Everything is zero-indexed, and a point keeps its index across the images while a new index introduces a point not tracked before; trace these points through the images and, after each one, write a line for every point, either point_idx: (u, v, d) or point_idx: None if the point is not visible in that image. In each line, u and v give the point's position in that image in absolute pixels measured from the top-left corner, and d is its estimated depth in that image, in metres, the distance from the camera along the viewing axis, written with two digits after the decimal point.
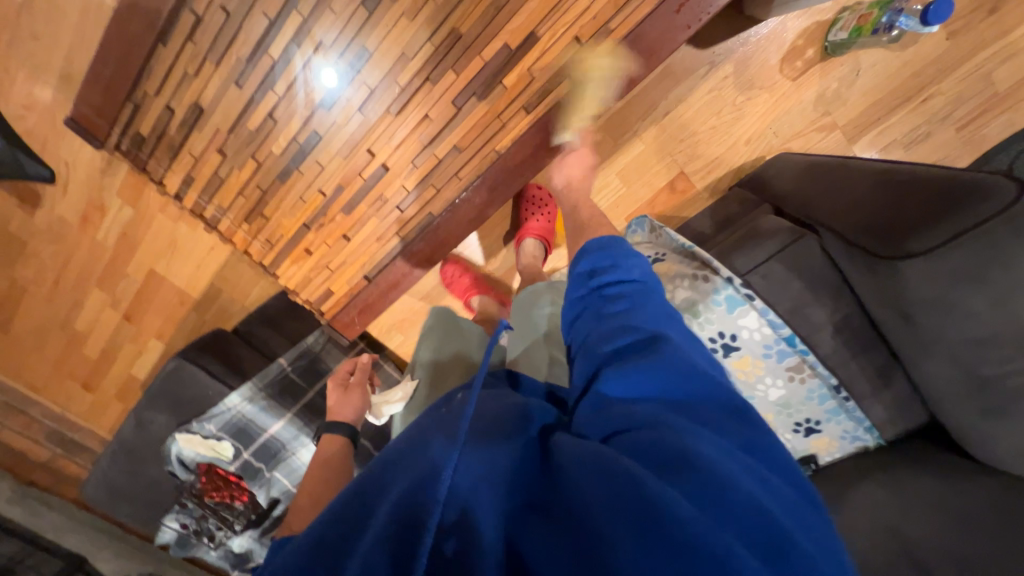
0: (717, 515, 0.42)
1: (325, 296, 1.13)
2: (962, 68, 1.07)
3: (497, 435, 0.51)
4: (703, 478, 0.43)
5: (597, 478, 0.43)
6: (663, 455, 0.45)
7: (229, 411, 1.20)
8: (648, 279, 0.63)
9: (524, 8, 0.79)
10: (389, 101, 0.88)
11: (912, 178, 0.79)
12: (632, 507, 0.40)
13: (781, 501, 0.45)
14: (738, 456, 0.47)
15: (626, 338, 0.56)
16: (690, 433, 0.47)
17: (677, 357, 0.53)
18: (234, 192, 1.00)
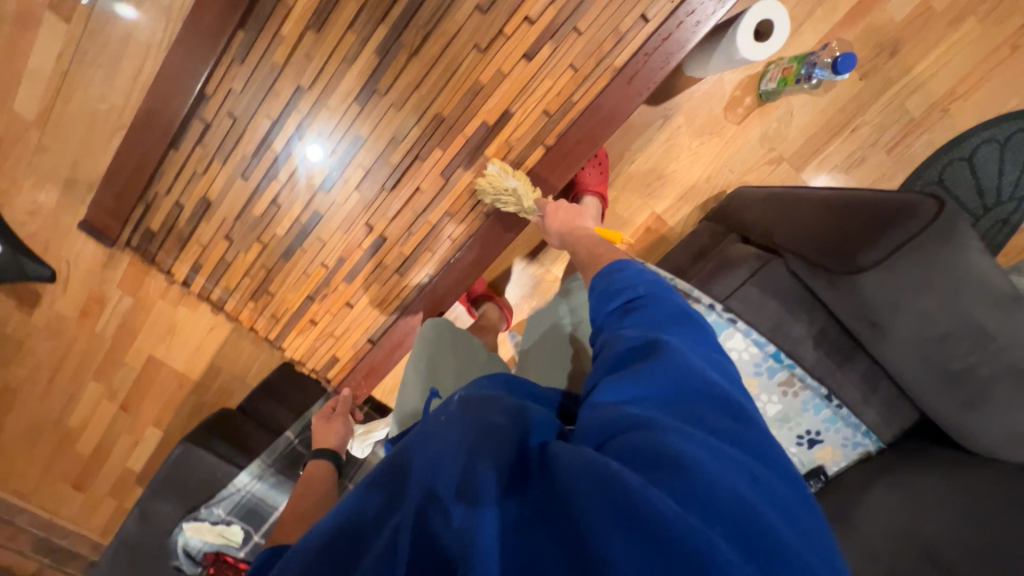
0: (705, 511, 0.45)
1: (331, 363, 1.16)
2: (880, 101, 1.23)
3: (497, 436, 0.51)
4: (693, 478, 0.46)
5: (593, 483, 0.45)
6: (658, 457, 0.48)
7: (238, 492, 1.17)
8: (653, 292, 0.66)
9: (497, 91, 0.90)
10: (383, 179, 0.98)
11: (845, 200, 0.87)
12: (624, 510, 0.43)
13: (767, 496, 0.49)
14: (727, 455, 0.50)
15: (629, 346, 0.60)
16: (680, 434, 0.50)
17: (676, 365, 0.57)
18: (240, 274, 1.06)
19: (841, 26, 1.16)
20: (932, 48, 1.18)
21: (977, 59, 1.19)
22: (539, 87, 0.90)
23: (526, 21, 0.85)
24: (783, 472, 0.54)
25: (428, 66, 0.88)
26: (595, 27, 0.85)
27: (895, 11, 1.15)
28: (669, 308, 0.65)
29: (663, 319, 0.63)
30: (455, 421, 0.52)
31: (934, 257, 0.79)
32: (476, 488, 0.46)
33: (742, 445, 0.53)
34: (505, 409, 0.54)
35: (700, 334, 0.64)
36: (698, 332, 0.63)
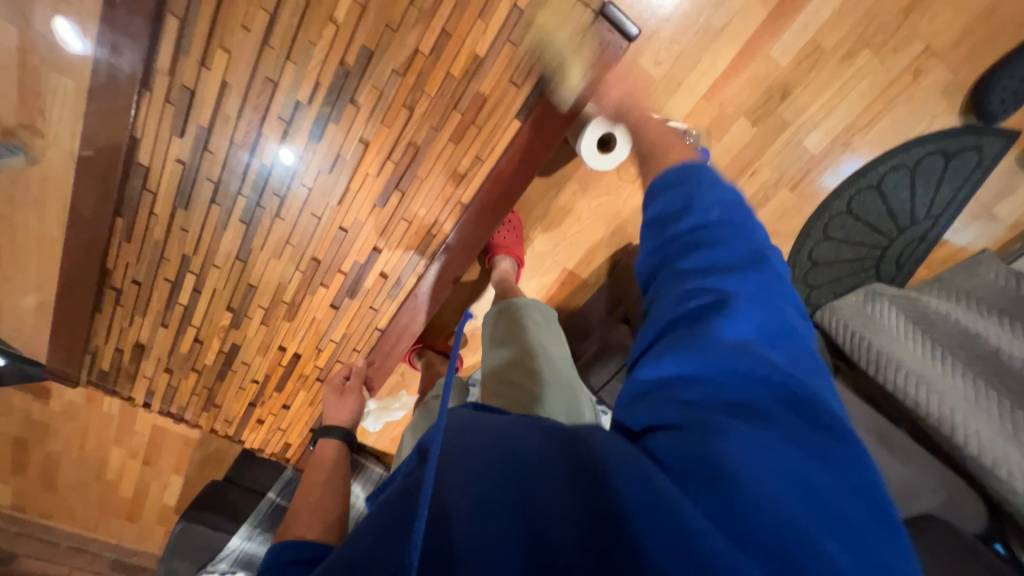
0: (748, 522, 0.40)
1: (286, 446, 1.35)
2: (776, 143, 1.20)
3: (506, 449, 0.48)
4: (733, 486, 0.41)
5: (625, 478, 0.43)
6: (697, 458, 0.43)
7: (233, 551, 1.43)
8: (712, 237, 0.54)
9: (361, 236, 0.97)
10: (283, 314, 1.08)
11: None
12: (647, 505, 0.41)
13: (825, 515, 0.41)
14: (786, 460, 0.42)
15: (692, 301, 0.51)
16: (727, 435, 0.43)
17: (735, 344, 0.47)
18: (188, 393, 1.23)
19: (726, 77, 1.11)
20: (826, 87, 1.13)
21: (876, 90, 1.13)
22: (397, 226, 0.96)
23: (369, 176, 0.90)
24: (862, 484, 0.44)
25: (291, 224, 0.96)
26: (436, 171, 0.90)
27: (780, 55, 1.09)
28: (734, 256, 0.52)
29: (723, 267, 0.52)
30: (463, 430, 0.51)
31: None
32: (488, 502, 0.44)
33: (807, 445, 0.44)
34: (520, 424, 0.52)
35: (775, 293, 0.52)
36: (780, 288, 0.52)
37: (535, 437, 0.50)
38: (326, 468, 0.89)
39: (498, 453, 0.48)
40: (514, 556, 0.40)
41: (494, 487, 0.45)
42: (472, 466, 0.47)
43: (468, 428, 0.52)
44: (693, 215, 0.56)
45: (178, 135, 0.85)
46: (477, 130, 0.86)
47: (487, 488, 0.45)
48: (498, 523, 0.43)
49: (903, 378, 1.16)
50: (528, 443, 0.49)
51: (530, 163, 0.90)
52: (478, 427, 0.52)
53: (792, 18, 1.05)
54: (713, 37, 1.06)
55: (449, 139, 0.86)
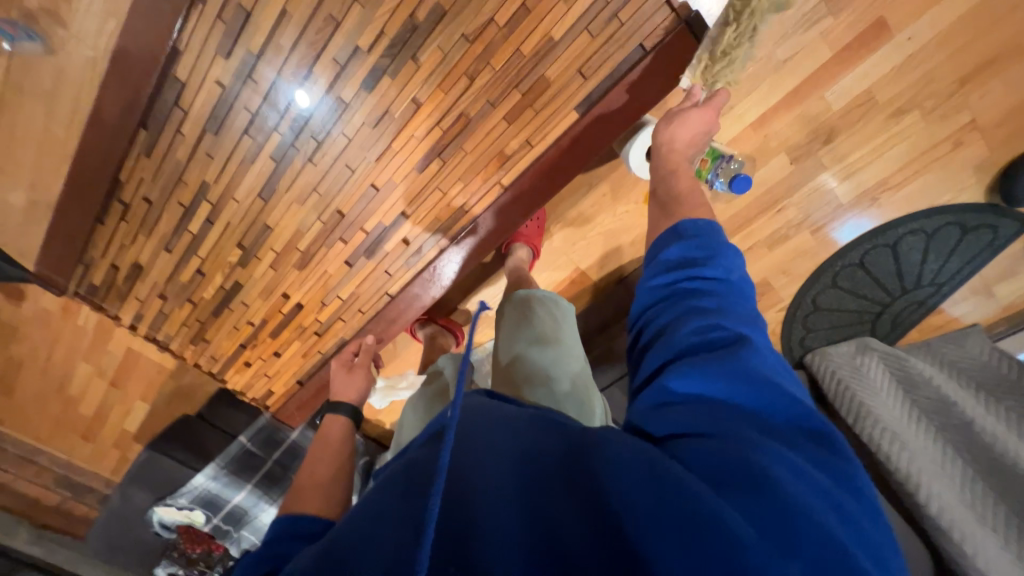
0: (786, 532, 0.39)
1: (268, 394, 1.33)
2: (808, 186, 1.21)
3: (517, 444, 0.49)
4: (770, 495, 0.41)
5: (653, 488, 0.42)
6: (732, 467, 0.43)
7: (196, 487, 1.43)
8: (719, 285, 0.58)
9: (391, 198, 0.95)
10: (294, 262, 1.06)
11: None
12: (681, 510, 0.40)
13: (851, 529, 0.42)
14: (811, 476, 0.44)
15: (709, 337, 0.53)
16: (760, 447, 0.44)
17: (757, 368, 0.49)
18: (178, 323, 1.19)
19: (776, 111, 1.11)
20: (868, 140, 1.14)
21: (914, 152, 1.15)
22: (430, 196, 0.94)
23: (414, 139, 0.87)
24: (868, 503, 0.46)
25: (322, 173, 0.92)
26: (481, 149, 0.88)
27: (833, 100, 1.10)
28: (741, 305, 0.56)
29: (733, 312, 0.55)
30: (474, 420, 0.53)
31: None
32: (495, 496, 0.44)
33: (821, 465, 0.46)
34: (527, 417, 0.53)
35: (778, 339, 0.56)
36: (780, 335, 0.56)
37: (543, 434, 0.51)
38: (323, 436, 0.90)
39: (508, 448, 0.49)
40: (523, 547, 0.40)
41: (507, 479, 0.46)
42: (485, 457, 0.48)
43: (480, 418, 0.54)
44: (714, 267, 0.59)
45: (223, 56, 0.81)
46: (533, 114, 0.84)
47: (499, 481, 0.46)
48: (515, 509, 0.44)
49: (879, 431, 1.20)
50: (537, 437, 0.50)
51: (577, 159, 0.89)
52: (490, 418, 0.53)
53: (854, 65, 1.05)
54: (773, 68, 1.06)
55: (503, 118, 0.84)
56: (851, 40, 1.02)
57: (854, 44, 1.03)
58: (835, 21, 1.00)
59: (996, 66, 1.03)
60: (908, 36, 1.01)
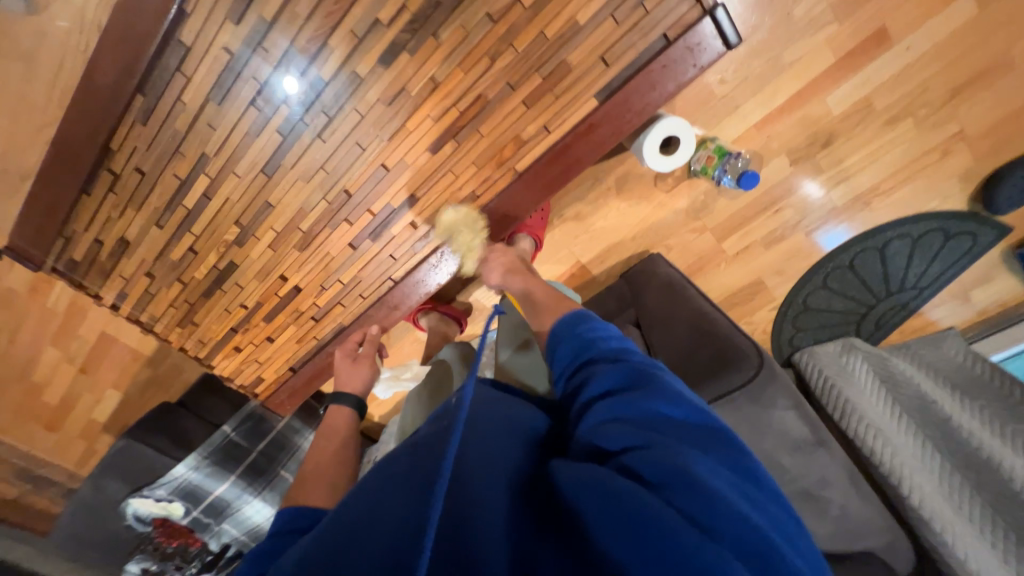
0: (711, 519, 0.46)
1: (258, 381, 1.28)
2: (806, 187, 1.25)
3: (498, 438, 0.60)
4: (699, 491, 0.47)
5: (600, 496, 0.48)
6: (667, 472, 0.48)
7: (176, 479, 1.37)
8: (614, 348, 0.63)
9: (400, 179, 0.93)
10: (295, 243, 1.02)
11: (722, 338, 0.89)
12: (631, 517, 0.46)
13: (766, 515, 0.49)
14: (727, 476, 0.50)
15: (623, 381, 0.58)
16: (687, 455, 0.50)
17: (675, 394, 0.56)
18: (165, 304, 1.13)
19: (780, 112, 1.14)
20: (864, 145, 1.18)
21: (905, 159, 1.20)
22: (441, 179, 0.92)
23: (429, 119, 0.85)
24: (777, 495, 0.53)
25: (331, 150, 0.90)
26: (497, 132, 0.87)
27: (834, 104, 1.13)
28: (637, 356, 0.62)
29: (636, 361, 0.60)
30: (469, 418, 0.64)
31: (743, 415, 0.82)
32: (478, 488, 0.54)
33: (738, 465, 0.52)
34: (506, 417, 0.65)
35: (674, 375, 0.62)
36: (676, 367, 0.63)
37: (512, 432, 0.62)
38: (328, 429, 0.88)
39: (491, 447, 0.59)
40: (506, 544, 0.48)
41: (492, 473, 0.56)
42: (478, 451, 0.58)
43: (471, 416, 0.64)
44: (607, 336, 0.65)
45: (233, 21, 0.77)
46: (553, 98, 0.83)
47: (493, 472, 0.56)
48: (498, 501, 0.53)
49: (863, 427, 1.24)
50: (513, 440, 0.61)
51: (594, 147, 0.88)
52: (483, 416, 0.64)
53: (855, 71, 1.09)
54: (779, 69, 1.09)
55: (522, 102, 0.83)
56: (854, 46, 1.06)
57: (856, 51, 1.06)
58: (841, 26, 1.03)
59: (986, 79, 1.08)
60: (907, 45, 1.05)
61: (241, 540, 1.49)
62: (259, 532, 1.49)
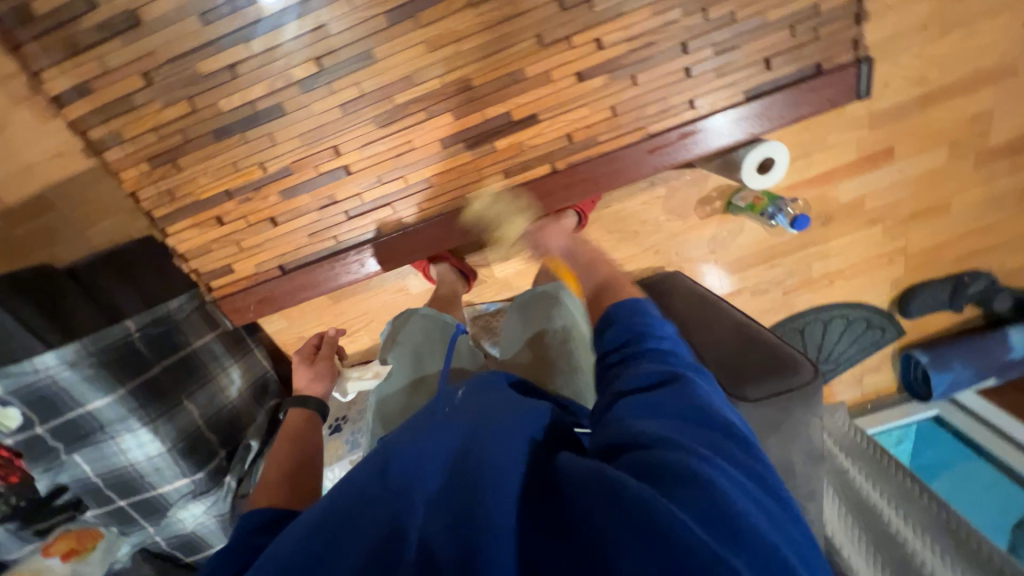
0: (726, 528, 0.42)
1: (223, 272, 0.98)
2: (798, 254, 1.48)
3: (494, 440, 0.53)
4: (707, 493, 0.43)
5: (605, 501, 0.43)
6: (671, 467, 0.45)
7: (34, 374, 0.94)
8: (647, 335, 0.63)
9: (533, 90, 0.84)
10: (376, 113, 0.85)
11: (769, 343, 0.96)
12: (628, 513, 0.41)
13: (785, 535, 0.45)
14: (744, 485, 0.47)
15: (649, 372, 0.58)
16: (701, 458, 0.47)
17: (693, 394, 0.54)
18: (145, 126, 0.83)
19: (808, 183, 1.35)
20: (847, 234, 1.46)
21: (866, 256, 1.50)
22: (574, 111, 0.87)
23: (596, 43, 0.81)
24: (795, 517, 0.49)
25: (480, 27, 0.79)
26: (650, 87, 0.86)
27: (842, 192, 1.38)
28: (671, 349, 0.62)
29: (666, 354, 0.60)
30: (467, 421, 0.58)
31: (791, 414, 0.88)
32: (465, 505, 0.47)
33: (757, 479, 0.49)
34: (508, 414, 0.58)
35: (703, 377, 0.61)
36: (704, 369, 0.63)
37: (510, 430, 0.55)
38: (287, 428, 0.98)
39: (488, 446, 0.52)
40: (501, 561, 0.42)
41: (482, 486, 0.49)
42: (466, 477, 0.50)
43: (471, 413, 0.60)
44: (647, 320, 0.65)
45: None
46: (712, 76, 0.85)
47: (495, 489, 0.48)
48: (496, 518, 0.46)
49: None
50: (516, 438, 0.53)
51: (731, 139, 0.90)
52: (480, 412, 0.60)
53: (865, 172, 1.35)
54: (819, 148, 1.30)
55: (684, 68, 0.84)
56: (871, 152, 1.32)
57: (872, 157, 1.33)
58: (869, 133, 1.29)
59: (931, 214, 1.44)
60: (900, 167, 1.35)
61: (91, 483, 1.07)
62: (125, 476, 1.08)
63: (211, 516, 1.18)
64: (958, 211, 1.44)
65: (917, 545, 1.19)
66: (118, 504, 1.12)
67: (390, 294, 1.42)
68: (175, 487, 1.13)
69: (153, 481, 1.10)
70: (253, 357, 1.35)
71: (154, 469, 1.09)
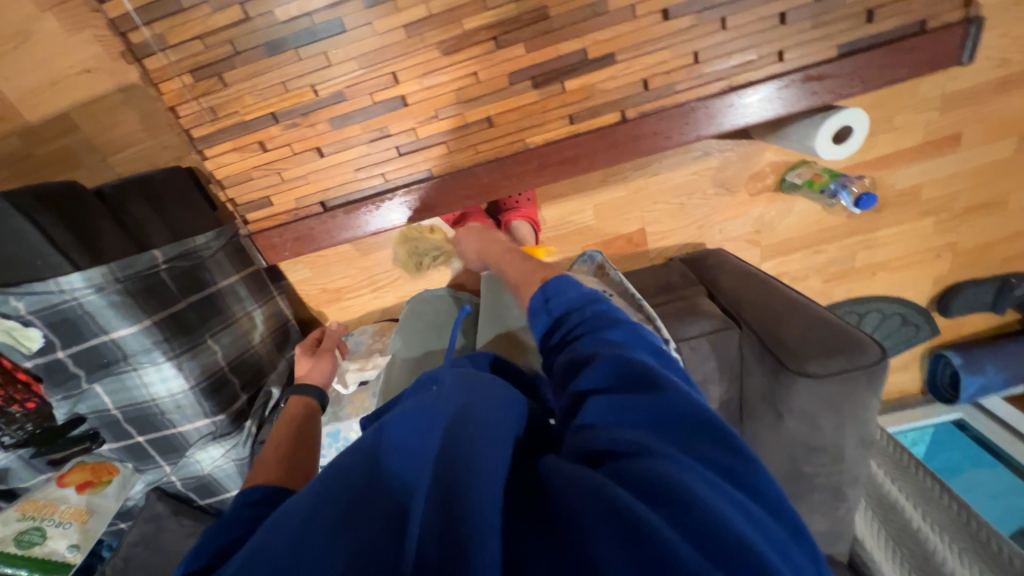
0: (714, 541, 0.36)
1: (261, 205, 0.93)
2: (843, 240, 1.42)
3: (490, 425, 0.46)
4: (691, 504, 0.38)
5: (583, 496, 0.40)
6: (646, 477, 0.40)
7: (61, 296, 0.89)
8: (612, 327, 0.53)
9: (615, 26, 0.78)
10: (442, 39, 0.78)
11: (828, 321, 0.92)
12: (610, 521, 0.37)
13: (779, 543, 0.39)
14: (731, 495, 0.40)
15: (611, 371, 0.48)
16: (677, 468, 0.40)
17: (666, 395, 0.45)
18: (193, 33, 0.77)
19: (869, 164, 1.29)
20: (898, 223, 1.40)
21: (914, 248, 1.45)
22: (653, 53, 0.81)
23: None
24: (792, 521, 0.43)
25: None
26: (740, 33, 0.79)
27: (900, 180, 1.33)
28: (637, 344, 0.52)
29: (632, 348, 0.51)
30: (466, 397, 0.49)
31: (852, 392, 0.86)
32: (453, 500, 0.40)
33: (747, 485, 0.42)
34: (495, 400, 0.49)
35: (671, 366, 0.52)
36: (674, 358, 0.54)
37: (502, 414, 0.48)
38: (291, 417, 0.85)
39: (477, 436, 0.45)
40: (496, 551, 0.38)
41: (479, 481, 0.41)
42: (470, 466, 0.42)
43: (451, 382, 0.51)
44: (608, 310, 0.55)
45: None
46: (808, 26, 0.79)
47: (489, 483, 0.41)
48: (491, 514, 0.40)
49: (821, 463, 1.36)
50: (502, 418, 0.47)
51: (819, 97, 0.83)
52: (458, 381, 0.51)
53: (929, 158, 1.29)
54: (884, 128, 1.24)
55: (780, 14, 0.78)
56: (938, 137, 1.26)
57: (938, 142, 1.27)
58: (939, 117, 1.23)
59: (988, 209, 1.39)
60: (965, 155, 1.30)
61: (110, 415, 1.04)
62: (146, 411, 1.05)
63: (229, 460, 1.14)
64: (1015, 208, 1.39)
65: (938, 544, 1.11)
66: (136, 440, 1.09)
67: (421, 250, 1.37)
68: (196, 427, 1.09)
69: (173, 419, 1.07)
70: (275, 303, 1.31)
71: (175, 407, 1.05)
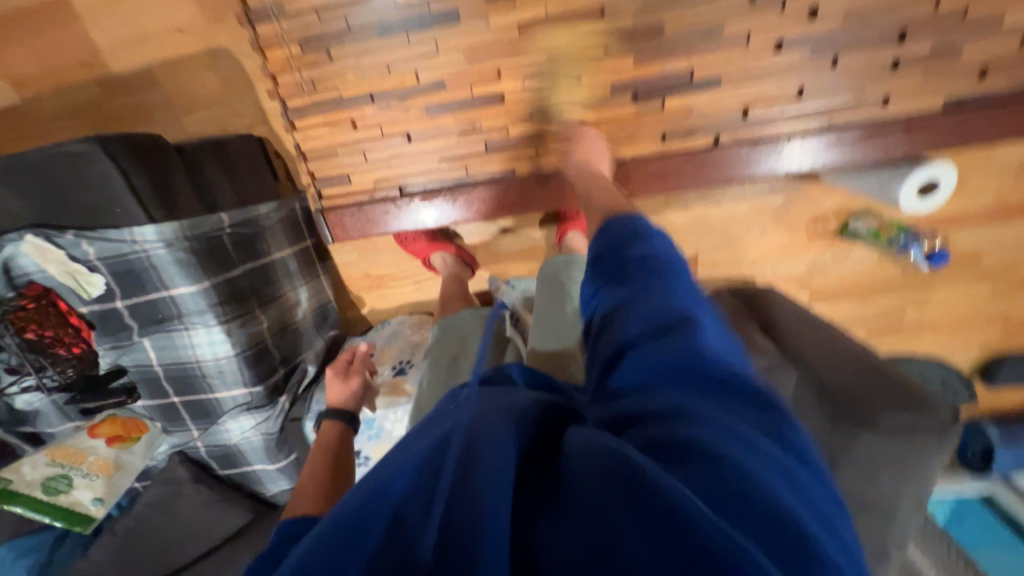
0: (737, 500, 0.37)
1: (340, 182, 0.93)
2: (894, 295, 1.41)
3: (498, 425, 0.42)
4: (717, 463, 0.38)
5: (604, 470, 0.39)
6: (669, 435, 0.41)
7: (132, 246, 0.89)
8: (652, 271, 0.56)
9: (726, 51, 0.78)
10: (553, 42, 0.79)
11: (892, 372, 0.91)
12: (634, 491, 0.36)
13: (806, 498, 0.40)
14: (757, 448, 0.41)
15: (644, 321, 0.51)
16: (704, 422, 0.42)
17: (697, 345, 0.48)
18: (310, 5, 0.77)
19: (935, 222, 1.27)
20: (953, 285, 1.38)
21: (966, 312, 1.43)
22: (758, 83, 0.81)
23: (810, 11, 0.75)
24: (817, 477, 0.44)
25: None
26: (849, 74, 0.79)
27: (963, 241, 1.31)
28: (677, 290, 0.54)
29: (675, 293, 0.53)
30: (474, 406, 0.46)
31: (916, 448, 0.85)
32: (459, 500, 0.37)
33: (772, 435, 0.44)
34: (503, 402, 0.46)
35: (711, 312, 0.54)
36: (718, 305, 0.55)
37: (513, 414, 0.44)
38: (325, 447, 0.85)
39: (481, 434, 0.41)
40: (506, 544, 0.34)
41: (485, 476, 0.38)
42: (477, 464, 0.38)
43: (463, 405, 0.48)
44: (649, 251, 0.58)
45: None
46: (918, 76, 0.79)
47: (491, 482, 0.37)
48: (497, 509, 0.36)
49: None
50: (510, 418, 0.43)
51: (918, 148, 0.83)
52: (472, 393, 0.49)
53: (995, 223, 1.28)
54: (956, 188, 1.23)
55: (892, 60, 0.78)
56: (1008, 204, 1.25)
57: (1006, 209, 1.26)
58: (1012, 183, 1.22)
59: None
60: None
61: (151, 371, 1.03)
62: (187, 372, 1.03)
63: (258, 433, 1.12)
64: None
65: None
66: (171, 400, 1.07)
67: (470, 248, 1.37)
68: (232, 395, 1.07)
69: (213, 383, 1.05)
70: (319, 282, 1.31)
71: (217, 371, 1.04)
